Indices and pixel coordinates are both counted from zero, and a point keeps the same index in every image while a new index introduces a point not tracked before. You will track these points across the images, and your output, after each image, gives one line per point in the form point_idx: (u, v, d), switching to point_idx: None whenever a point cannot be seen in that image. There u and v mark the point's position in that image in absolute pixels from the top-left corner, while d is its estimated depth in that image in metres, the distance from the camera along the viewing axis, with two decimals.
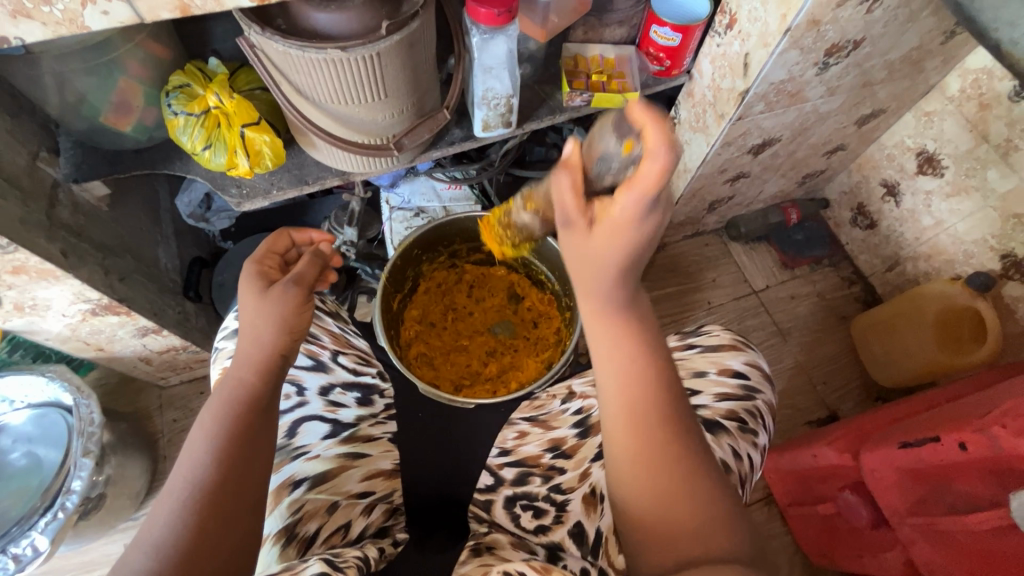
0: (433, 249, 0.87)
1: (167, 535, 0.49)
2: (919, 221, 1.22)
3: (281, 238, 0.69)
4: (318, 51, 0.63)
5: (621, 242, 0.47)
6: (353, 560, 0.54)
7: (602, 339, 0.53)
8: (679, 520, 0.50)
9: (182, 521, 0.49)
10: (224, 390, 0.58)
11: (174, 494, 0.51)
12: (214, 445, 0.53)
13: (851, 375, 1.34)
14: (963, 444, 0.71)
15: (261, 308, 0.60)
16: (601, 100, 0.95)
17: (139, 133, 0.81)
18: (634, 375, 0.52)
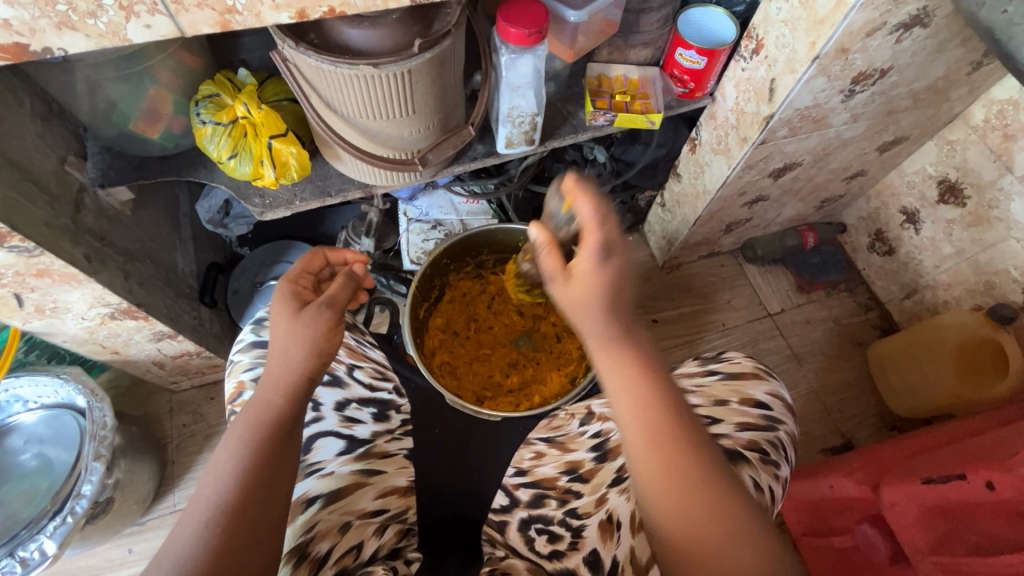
0: (461, 259, 0.86)
1: (188, 558, 0.48)
2: (939, 249, 1.21)
3: (315, 259, 0.70)
4: (350, 66, 0.63)
5: (600, 284, 0.55)
6: None
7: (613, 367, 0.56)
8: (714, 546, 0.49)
9: (202, 546, 0.49)
10: (251, 412, 0.57)
11: (195, 517, 0.50)
12: (239, 469, 0.53)
13: (867, 403, 1.32)
14: (991, 483, 0.71)
15: (294, 329, 0.60)
16: (624, 120, 0.96)
17: (167, 141, 0.81)
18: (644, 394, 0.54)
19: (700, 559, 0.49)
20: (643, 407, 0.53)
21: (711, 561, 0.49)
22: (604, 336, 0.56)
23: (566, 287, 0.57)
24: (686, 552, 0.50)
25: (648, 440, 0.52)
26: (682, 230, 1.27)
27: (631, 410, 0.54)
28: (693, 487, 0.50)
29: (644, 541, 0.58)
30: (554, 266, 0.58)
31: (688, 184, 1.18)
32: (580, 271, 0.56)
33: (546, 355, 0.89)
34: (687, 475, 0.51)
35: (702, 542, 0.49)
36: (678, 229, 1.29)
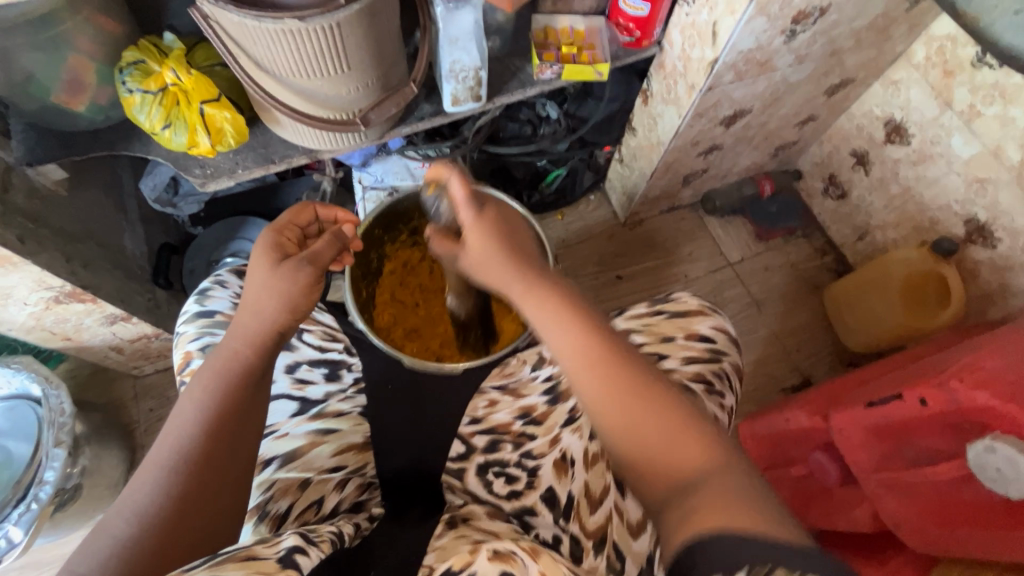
0: (393, 228, 0.86)
1: (153, 496, 0.50)
2: (888, 189, 1.25)
3: (303, 212, 0.69)
4: (274, 20, 0.61)
5: (485, 237, 0.60)
6: (327, 535, 0.52)
7: (530, 302, 0.56)
8: (674, 456, 0.48)
9: (166, 485, 0.50)
10: (216, 360, 0.58)
11: (160, 459, 0.51)
12: (205, 414, 0.54)
13: (824, 342, 1.37)
14: (924, 399, 0.73)
15: (273, 280, 0.60)
16: (572, 72, 0.94)
17: (95, 113, 0.78)
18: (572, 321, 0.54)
19: (653, 470, 0.48)
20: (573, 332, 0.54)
21: (672, 468, 0.48)
22: (522, 289, 0.57)
23: (468, 252, 0.61)
24: (646, 465, 0.49)
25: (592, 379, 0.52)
26: (640, 184, 1.28)
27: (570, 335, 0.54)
28: (632, 393, 0.51)
29: (594, 475, 0.62)
30: (461, 211, 0.61)
31: (643, 137, 1.19)
32: (472, 236, 0.60)
33: (500, 300, 0.88)
34: (619, 381, 0.51)
35: (653, 450, 0.49)
36: (636, 183, 1.30)
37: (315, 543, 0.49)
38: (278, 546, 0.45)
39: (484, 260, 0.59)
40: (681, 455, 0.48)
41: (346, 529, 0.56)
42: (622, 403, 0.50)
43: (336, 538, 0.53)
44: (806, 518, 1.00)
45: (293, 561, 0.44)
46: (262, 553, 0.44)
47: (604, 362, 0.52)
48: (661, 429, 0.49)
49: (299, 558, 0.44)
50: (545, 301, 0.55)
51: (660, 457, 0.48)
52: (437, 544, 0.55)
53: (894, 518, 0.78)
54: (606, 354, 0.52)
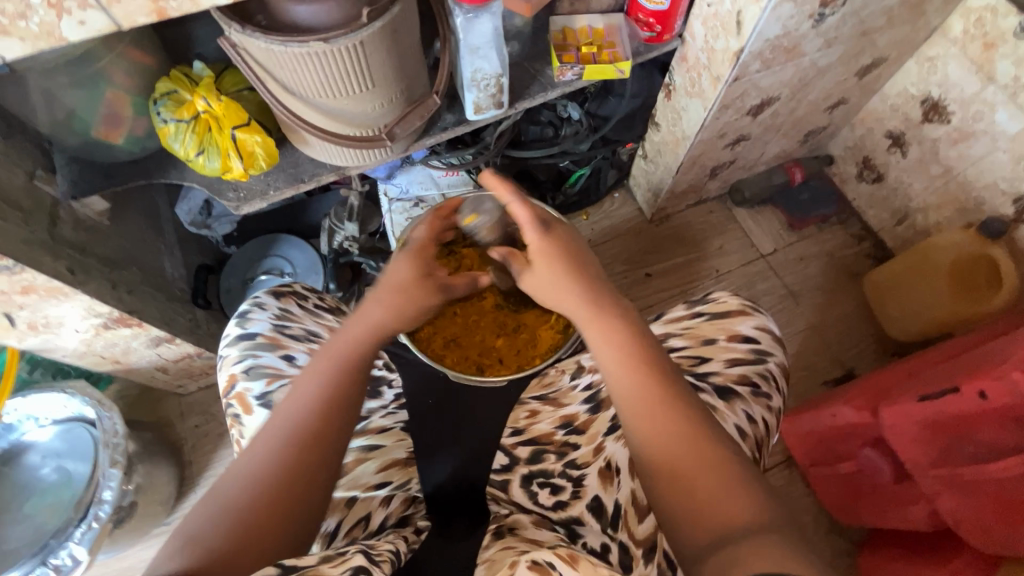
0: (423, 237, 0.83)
1: (262, 470, 0.52)
2: (928, 170, 1.20)
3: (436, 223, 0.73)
4: (299, 44, 0.62)
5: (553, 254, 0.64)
6: (387, 552, 0.53)
7: (601, 333, 0.58)
8: (718, 502, 0.47)
9: (280, 461, 0.53)
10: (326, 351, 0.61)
11: (269, 436, 0.54)
12: (316, 397, 0.56)
13: (866, 332, 1.32)
14: (984, 393, 0.71)
15: None
16: (594, 72, 0.93)
17: (132, 144, 0.80)
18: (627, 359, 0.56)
19: (694, 518, 0.47)
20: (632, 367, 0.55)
21: (711, 516, 0.46)
22: (590, 314, 0.60)
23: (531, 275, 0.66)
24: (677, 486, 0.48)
25: (638, 411, 0.53)
26: (666, 180, 1.26)
27: (612, 362, 0.56)
28: (679, 433, 0.51)
29: (641, 484, 0.60)
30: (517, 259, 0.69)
31: (667, 132, 1.17)
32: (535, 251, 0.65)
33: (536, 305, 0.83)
34: (672, 421, 0.51)
35: (689, 479, 0.49)
36: (661, 179, 1.28)
37: (376, 562, 0.50)
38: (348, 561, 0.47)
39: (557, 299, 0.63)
40: (718, 491, 0.47)
41: (401, 547, 0.55)
42: (675, 438, 0.51)
43: (395, 554, 0.53)
44: (862, 514, 0.99)
45: None
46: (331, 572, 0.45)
47: (663, 403, 0.52)
48: (706, 476, 0.48)
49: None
50: (608, 330, 0.58)
51: (696, 489, 0.48)
52: (485, 557, 0.54)
53: (954, 516, 0.77)
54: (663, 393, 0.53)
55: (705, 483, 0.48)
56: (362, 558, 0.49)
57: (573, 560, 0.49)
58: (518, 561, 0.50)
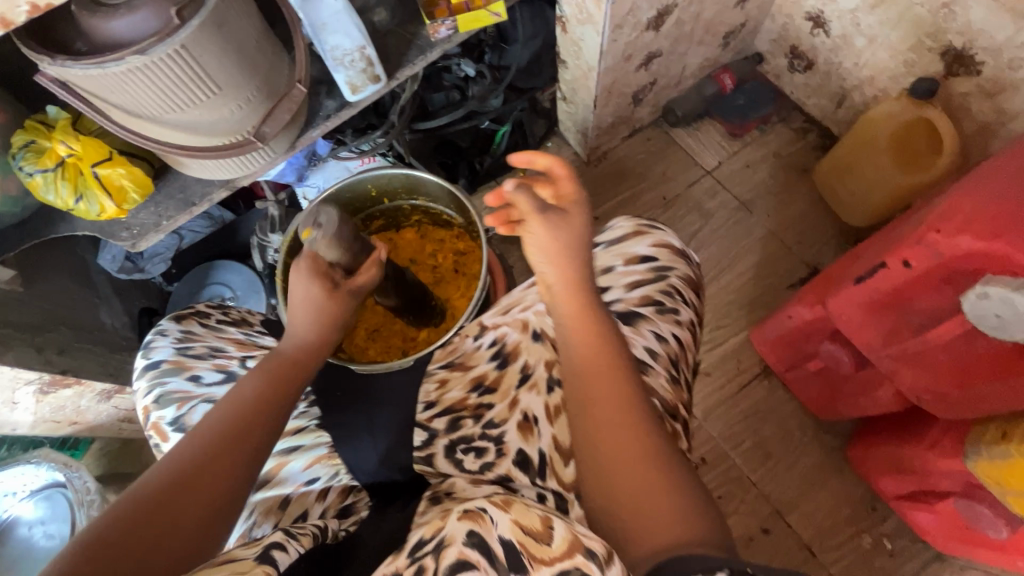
0: None
1: (188, 463, 0.51)
2: (853, 44, 1.14)
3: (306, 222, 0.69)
4: (116, 62, 0.58)
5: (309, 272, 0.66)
6: (311, 528, 0.51)
7: (568, 304, 0.57)
8: (650, 500, 0.47)
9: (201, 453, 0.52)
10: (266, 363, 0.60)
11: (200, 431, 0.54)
12: (264, 389, 0.58)
13: (825, 226, 1.29)
14: (907, 261, 0.66)
15: None
16: (469, 21, 0.88)
17: (11, 205, 0.77)
18: (587, 335, 0.56)
19: (627, 510, 0.47)
20: (590, 342, 0.56)
21: (644, 517, 0.47)
22: (569, 276, 0.57)
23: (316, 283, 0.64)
24: (610, 479, 0.49)
25: (589, 384, 0.54)
26: (589, 117, 1.22)
27: (575, 329, 0.57)
28: (622, 423, 0.51)
29: (561, 427, 0.60)
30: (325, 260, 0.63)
31: (575, 67, 1.12)
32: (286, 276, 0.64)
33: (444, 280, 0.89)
34: (623, 414, 0.52)
35: (626, 470, 0.49)
36: (585, 117, 1.23)
37: (295, 536, 0.48)
38: (261, 541, 0.45)
39: (552, 258, 0.57)
40: (656, 499, 0.47)
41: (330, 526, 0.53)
42: (622, 428, 0.51)
43: (319, 532, 0.51)
44: (839, 408, 0.98)
45: (270, 557, 0.43)
46: (242, 554, 0.42)
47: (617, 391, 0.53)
48: (644, 471, 0.49)
49: (275, 554, 0.43)
50: (570, 299, 0.57)
51: (632, 481, 0.49)
52: (420, 521, 0.51)
53: (915, 391, 0.75)
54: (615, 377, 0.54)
55: (636, 480, 0.49)
56: (280, 534, 0.46)
57: (506, 503, 0.46)
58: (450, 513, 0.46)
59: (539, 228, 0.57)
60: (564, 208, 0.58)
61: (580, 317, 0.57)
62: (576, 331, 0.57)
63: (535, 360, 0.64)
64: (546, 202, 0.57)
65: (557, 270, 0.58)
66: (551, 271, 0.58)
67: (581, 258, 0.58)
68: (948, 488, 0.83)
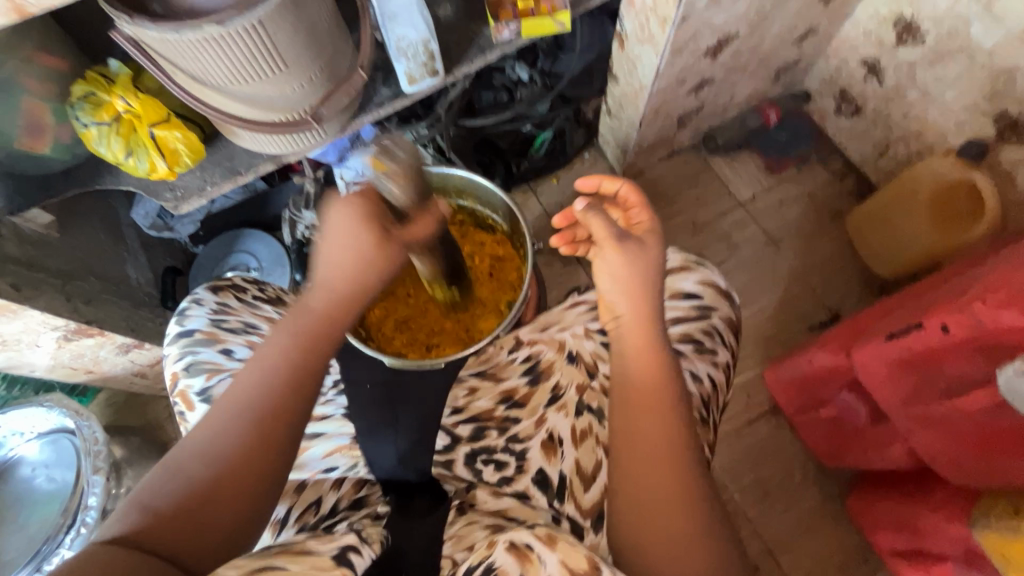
0: None
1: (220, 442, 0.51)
2: (906, 96, 1.13)
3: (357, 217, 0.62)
4: (193, 29, 0.58)
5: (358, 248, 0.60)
6: (377, 531, 0.53)
7: (634, 331, 0.57)
8: (677, 545, 0.49)
9: (240, 435, 0.51)
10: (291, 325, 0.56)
11: (227, 410, 0.52)
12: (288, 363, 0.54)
13: (851, 273, 1.29)
14: (946, 326, 0.66)
15: None
16: (532, 27, 0.88)
17: (61, 152, 0.78)
18: (647, 359, 0.56)
19: (654, 548, 0.50)
20: (649, 368, 0.55)
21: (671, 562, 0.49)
22: (642, 308, 0.57)
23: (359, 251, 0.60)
24: (639, 507, 0.51)
25: (636, 408, 0.54)
26: (631, 134, 1.21)
27: (633, 348, 0.57)
28: (666, 466, 0.52)
29: (585, 452, 0.61)
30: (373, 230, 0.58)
31: (626, 84, 1.11)
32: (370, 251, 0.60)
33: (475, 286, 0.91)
34: (670, 454, 0.52)
35: (660, 513, 0.50)
36: (627, 134, 1.23)
37: (365, 539, 0.50)
38: (336, 538, 0.48)
39: (628, 279, 0.57)
40: (665, 518, 0.50)
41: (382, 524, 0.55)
42: (666, 468, 0.52)
43: (383, 534, 0.53)
44: (845, 457, 0.98)
45: (346, 560, 0.46)
46: (316, 549, 0.46)
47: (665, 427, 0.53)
48: (679, 519, 0.50)
49: (352, 557, 0.46)
50: (639, 324, 0.57)
51: (653, 518, 0.50)
52: (451, 533, 0.54)
53: (929, 452, 0.76)
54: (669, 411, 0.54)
55: (668, 524, 0.50)
56: (352, 534, 0.49)
57: (551, 539, 0.46)
58: (496, 542, 0.48)
59: (614, 253, 0.57)
60: (638, 237, 0.60)
61: (640, 337, 0.56)
62: (633, 353, 0.57)
63: (567, 382, 0.64)
64: (623, 229, 0.58)
65: (627, 288, 0.57)
66: (623, 291, 0.57)
67: (656, 288, 0.58)
68: (941, 551, 0.80)
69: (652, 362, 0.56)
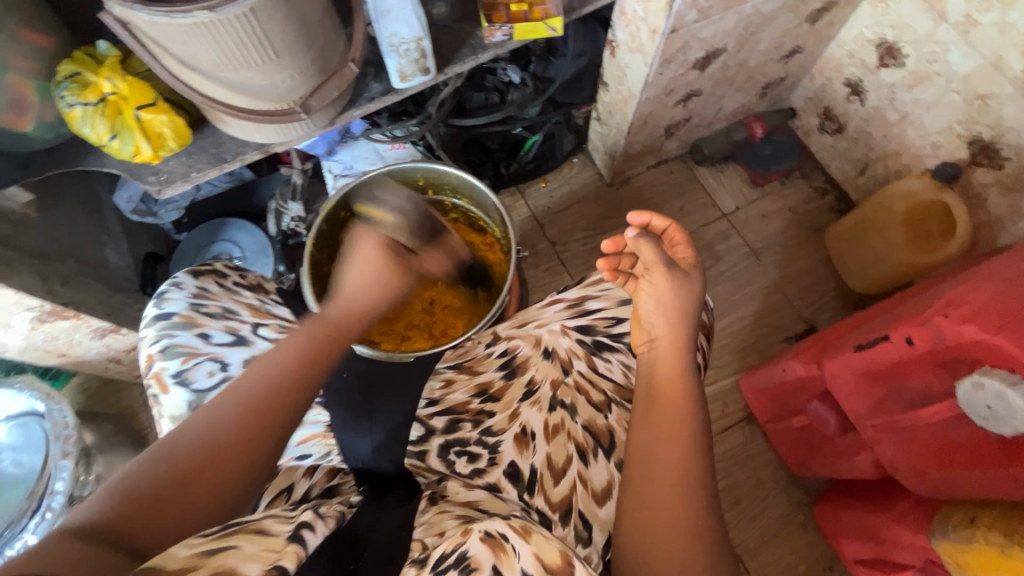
0: None
1: (214, 430, 0.51)
2: (885, 117, 1.16)
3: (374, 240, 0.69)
4: (182, 15, 0.58)
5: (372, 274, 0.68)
6: (337, 508, 0.52)
7: (669, 362, 0.60)
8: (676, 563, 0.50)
9: (227, 431, 0.51)
10: (317, 328, 0.61)
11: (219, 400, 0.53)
12: (305, 345, 0.59)
13: (827, 287, 1.32)
14: (911, 338, 0.69)
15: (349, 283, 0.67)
16: (525, 31, 0.89)
17: (44, 131, 0.78)
18: (677, 388, 0.58)
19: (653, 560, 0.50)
20: (676, 391, 0.58)
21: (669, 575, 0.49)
22: (675, 338, 0.61)
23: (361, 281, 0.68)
24: (649, 521, 0.52)
25: (658, 426, 0.57)
26: (619, 141, 1.23)
27: (664, 368, 0.60)
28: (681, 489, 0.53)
29: (557, 446, 0.62)
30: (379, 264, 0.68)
31: (615, 92, 1.13)
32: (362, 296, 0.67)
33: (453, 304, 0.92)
34: (688, 478, 0.54)
35: (666, 531, 0.51)
36: (616, 141, 1.25)
37: (322, 515, 0.49)
38: (296, 518, 0.48)
39: (671, 304, 0.62)
40: (675, 536, 0.51)
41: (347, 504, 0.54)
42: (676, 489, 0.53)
43: (342, 510, 0.52)
44: (814, 465, 1.00)
45: (300, 537, 0.45)
46: (274, 528, 0.46)
47: (687, 450, 0.55)
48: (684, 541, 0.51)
49: (304, 533, 0.45)
50: (673, 355, 0.61)
51: (659, 535, 0.51)
52: (423, 520, 0.54)
53: (893, 462, 0.78)
54: (695, 440, 0.56)
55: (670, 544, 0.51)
56: (309, 513, 0.49)
57: (524, 531, 0.47)
58: (471, 530, 0.48)
59: (662, 279, 0.62)
60: (683, 268, 0.64)
61: (671, 363, 0.60)
62: (665, 375, 0.60)
63: (542, 377, 0.65)
64: (670, 258, 0.63)
65: (667, 315, 0.62)
66: (664, 317, 0.62)
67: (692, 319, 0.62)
68: (905, 560, 0.82)
69: (681, 391, 0.58)
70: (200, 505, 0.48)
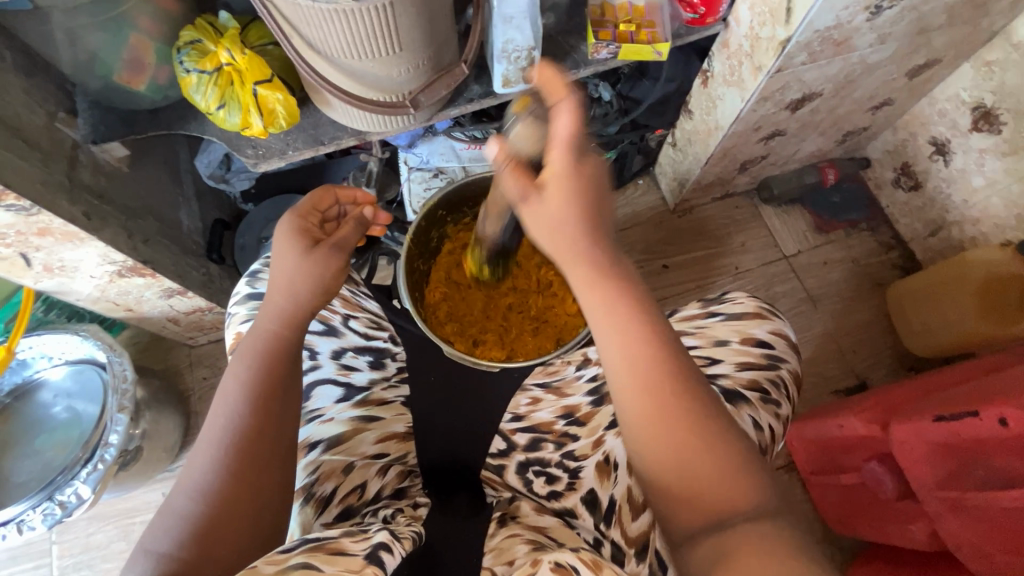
0: (458, 211, 0.86)
1: (211, 482, 0.51)
2: (970, 182, 1.14)
3: (325, 196, 0.68)
4: (327, 0, 0.59)
5: (570, 196, 0.51)
6: (409, 531, 0.52)
7: (592, 293, 0.52)
8: (720, 499, 0.48)
9: (218, 468, 0.52)
10: (256, 342, 0.59)
11: (204, 448, 0.53)
12: (255, 366, 0.57)
13: (883, 344, 1.29)
14: (1005, 420, 0.67)
15: (305, 266, 0.62)
16: (630, 52, 0.89)
17: (154, 92, 0.79)
18: (622, 330, 0.51)
19: (691, 508, 0.49)
20: (617, 321, 0.51)
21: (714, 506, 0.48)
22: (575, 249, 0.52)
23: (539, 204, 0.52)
24: (670, 474, 0.49)
25: (620, 361, 0.50)
26: (694, 169, 1.22)
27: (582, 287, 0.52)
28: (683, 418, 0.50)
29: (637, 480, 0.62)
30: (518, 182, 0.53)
31: (700, 121, 1.12)
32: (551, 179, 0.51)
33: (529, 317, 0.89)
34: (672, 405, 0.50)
35: (693, 469, 0.49)
36: (689, 169, 1.23)
37: (399, 539, 0.49)
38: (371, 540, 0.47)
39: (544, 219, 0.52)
40: (707, 471, 0.49)
41: (418, 526, 0.54)
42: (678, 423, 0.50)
43: (415, 534, 0.52)
44: (858, 527, 0.99)
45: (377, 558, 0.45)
46: (351, 548, 0.45)
47: (660, 376, 0.50)
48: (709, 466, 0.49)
49: (383, 555, 0.45)
50: (596, 282, 0.52)
51: (695, 488, 0.49)
52: (491, 545, 0.54)
53: (956, 540, 0.75)
54: (659, 368, 0.50)
55: (704, 469, 0.49)
56: (385, 533, 0.48)
57: (595, 566, 0.46)
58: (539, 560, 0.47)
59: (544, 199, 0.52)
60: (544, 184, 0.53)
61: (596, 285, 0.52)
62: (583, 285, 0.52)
63: None
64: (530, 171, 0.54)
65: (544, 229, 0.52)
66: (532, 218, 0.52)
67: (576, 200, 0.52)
68: None
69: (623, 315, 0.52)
70: (247, 527, 0.51)
